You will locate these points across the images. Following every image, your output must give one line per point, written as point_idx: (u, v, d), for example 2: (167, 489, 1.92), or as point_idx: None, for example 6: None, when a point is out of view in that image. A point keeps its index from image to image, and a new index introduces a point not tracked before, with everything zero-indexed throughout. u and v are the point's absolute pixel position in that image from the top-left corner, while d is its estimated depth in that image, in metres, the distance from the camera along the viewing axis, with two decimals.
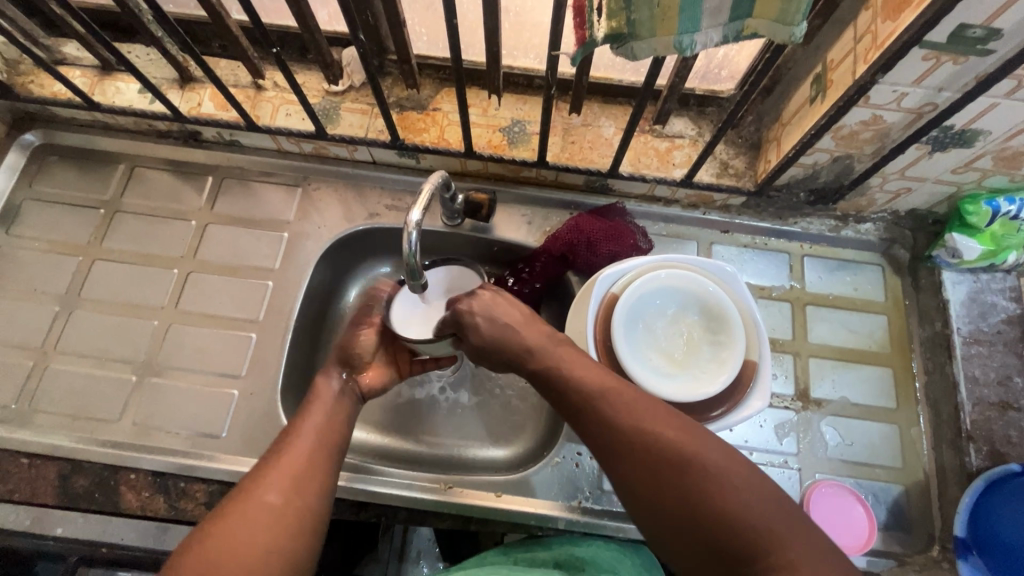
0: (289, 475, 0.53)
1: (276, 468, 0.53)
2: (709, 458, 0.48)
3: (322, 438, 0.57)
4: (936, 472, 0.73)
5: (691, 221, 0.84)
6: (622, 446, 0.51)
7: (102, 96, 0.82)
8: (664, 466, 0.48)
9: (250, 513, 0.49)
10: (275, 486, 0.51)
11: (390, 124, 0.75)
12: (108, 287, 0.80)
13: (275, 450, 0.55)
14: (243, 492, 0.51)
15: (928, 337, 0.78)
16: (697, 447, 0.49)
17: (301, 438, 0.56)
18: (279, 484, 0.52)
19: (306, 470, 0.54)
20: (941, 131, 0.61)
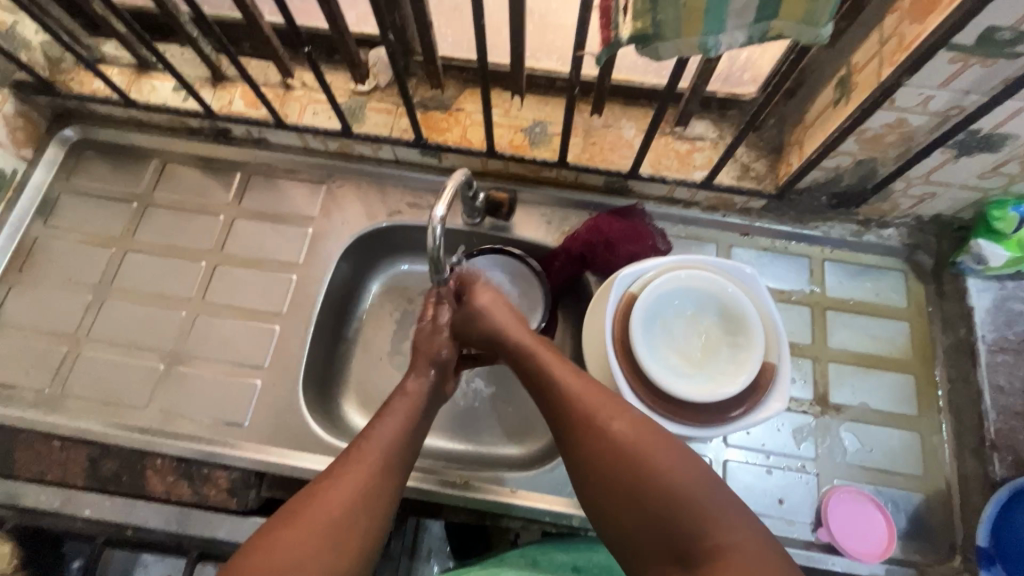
0: (367, 476, 0.55)
1: (356, 468, 0.55)
2: (659, 452, 0.52)
3: (400, 437, 0.60)
4: (959, 480, 0.72)
5: (710, 223, 0.84)
6: (580, 440, 0.55)
7: (138, 93, 0.85)
8: (619, 457, 0.52)
9: (329, 508, 0.51)
10: (354, 484, 0.54)
11: (414, 123, 0.77)
12: (138, 278, 0.82)
13: (355, 448, 0.57)
14: (324, 487, 0.53)
15: (951, 344, 0.77)
16: (676, 465, 0.51)
17: (380, 438, 0.59)
18: (357, 485, 0.54)
19: (382, 473, 0.56)
20: (967, 134, 0.61)
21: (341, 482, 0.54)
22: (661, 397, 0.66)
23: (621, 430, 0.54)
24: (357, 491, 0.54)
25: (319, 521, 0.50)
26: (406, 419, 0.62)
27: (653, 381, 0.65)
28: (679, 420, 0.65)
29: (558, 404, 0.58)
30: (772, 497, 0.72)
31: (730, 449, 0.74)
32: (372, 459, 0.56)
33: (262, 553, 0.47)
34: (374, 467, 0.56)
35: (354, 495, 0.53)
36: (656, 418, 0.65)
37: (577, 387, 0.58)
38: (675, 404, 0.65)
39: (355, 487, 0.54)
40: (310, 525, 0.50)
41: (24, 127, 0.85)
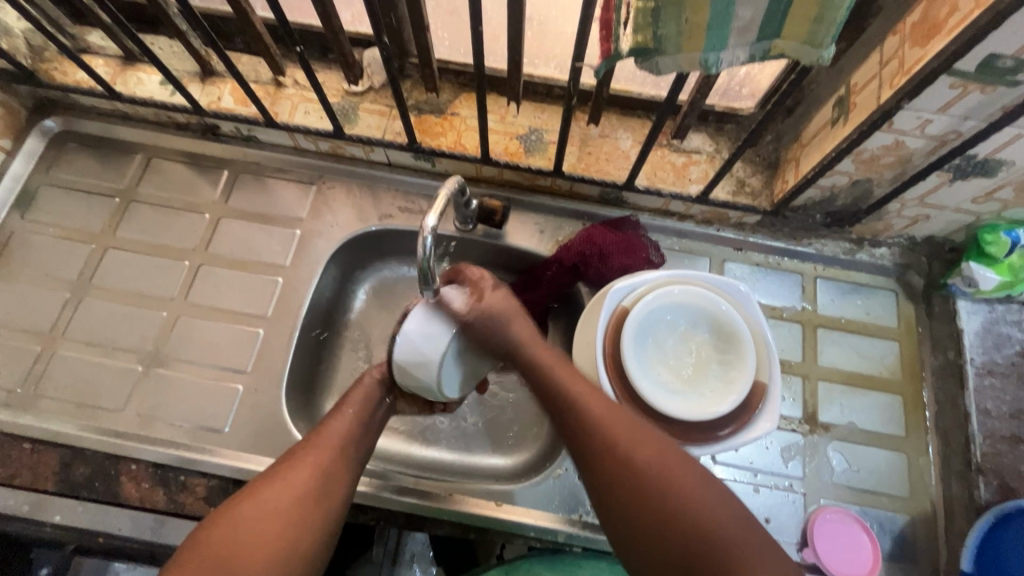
0: (325, 457, 0.57)
1: (312, 451, 0.57)
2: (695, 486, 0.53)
3: (357, 423, 0.61)
4: (944, 502, 0.72)
5: (704, 237, 0.84)
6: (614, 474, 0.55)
7: (124, 86, 0.82)
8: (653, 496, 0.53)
9: (285, 491, 0.53)
10: (307, 467, 0.55)
11: (407, 127, 0.75)
12: (119, 275, 0.80)
13: (312, 436, 0.59)
14: (277, 472, 0.54)
15: (940, 366, 0.77)
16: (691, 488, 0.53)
17: (337, 423, 0.60)
18: (318, 465, 0.56)
19: (340, 455, 0.58)
20: (963, 159, 0.60)
21: (298, 464, 0.55)
22: (650, 414, 0.65)
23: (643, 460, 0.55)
24: (315, 471, 0.55)
25: (273, 501, 0.52)
26: (360, 407, 0.63)
27: (643, 398, 0.64)
28: (669, 438, 0.64)
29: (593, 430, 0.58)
30: (758, 516, 0.72)
31: (718, 466, 0.73)
32: (330, 445, 0.58)
33: (223, 534, 0.49)
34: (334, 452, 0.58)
35: (311, 475, 0.55)
36: None
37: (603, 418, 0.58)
38: (664, 421, 0.65)
39: (310, 469, 0.55)
40: (264, 506, 0.51)
41: (3, 116, 0.82)
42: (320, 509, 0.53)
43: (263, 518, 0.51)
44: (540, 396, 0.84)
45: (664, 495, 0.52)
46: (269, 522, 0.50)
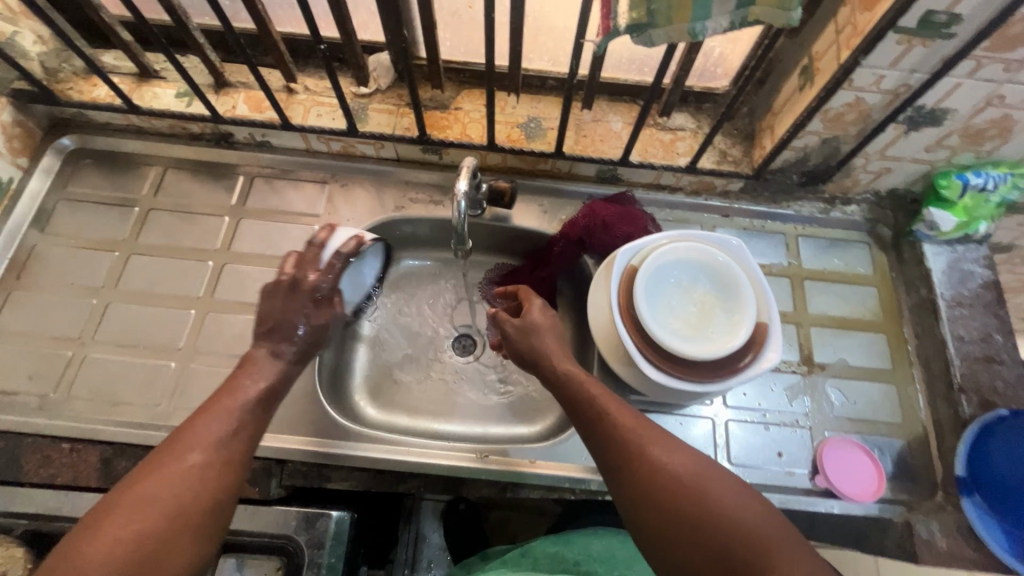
0: (200, 466, 0.52)
1: (174, 462, 0.51)
2: (715, 484, 0.54)
3: (234, 417, 0.57)
4: (934, 423, 0.79)
5: (693, 207, 0.92)
6: (630, 485, 0.56)
7: (140, 100, 0.86)
8: (678, 497, 0.54)
9: (140, 512, 0.48)
10: (171, 484, 0.50)
11: (419, 119, 0.82)
12: (144, 279, 0.82)
13: (177, 437, 0.54)
14: (144, 482, 0.50)
15: (916, 304, 0.86)
16: (725, 490, 0.54)
17: (204, 429, 0.54)
18: (188, 477, 0.51)
19: (212, 469, 0.52)
20: (914, 110, 0.70)
21: (157, 477, 0.50)
22: (668, 358, 0.71)
23: (678, 466, 0.56)
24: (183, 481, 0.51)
25: (138, 514, 0.48)
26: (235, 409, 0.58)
27: (659, 344, 0.70)
28: (687, 377, 0.70)
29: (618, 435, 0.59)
30: (771, 451, 0.77)
31: (728, 409, 0.79)
32: (203, 451, 0.53)
33: (67, 562, 0.45)
34: (215, 459, 0.53)
35: (177, 487, 0.50)
36: (664, 378, 0.70)
37: (630, 426, 0.60)
38: (680, 363, 0.71)
39: (171, 491, 0.50)
40: (126, 521, 0.47)
41: (21, 136, 0.85)
42: (193, 522, 0.50)
43: (118, 536, 0.46)
44: None
45: (686, 499, 0.53)
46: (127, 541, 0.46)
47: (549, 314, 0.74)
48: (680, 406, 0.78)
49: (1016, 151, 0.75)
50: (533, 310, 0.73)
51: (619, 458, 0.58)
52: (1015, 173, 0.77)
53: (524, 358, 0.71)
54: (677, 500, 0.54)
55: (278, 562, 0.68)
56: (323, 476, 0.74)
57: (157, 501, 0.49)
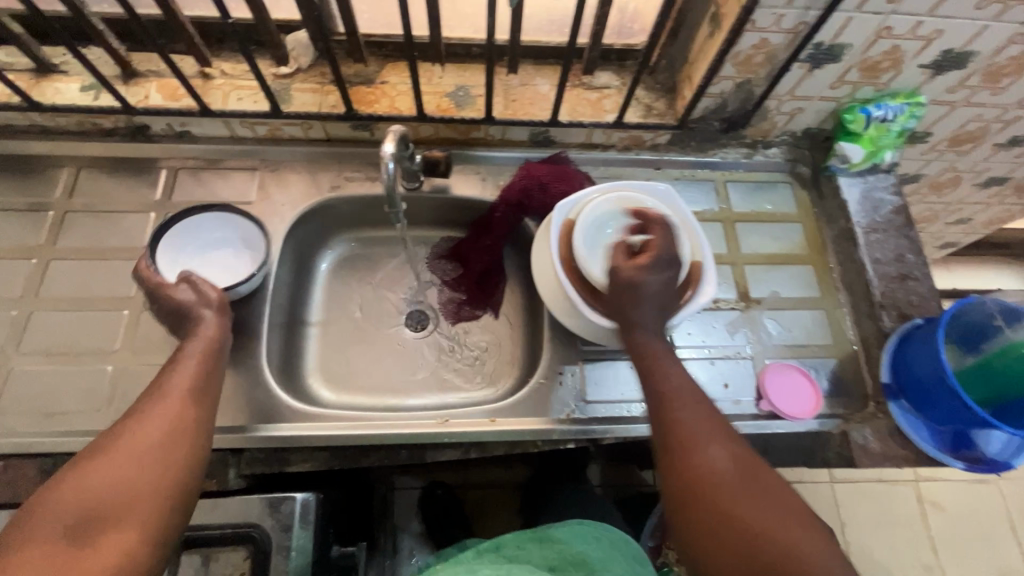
0: (177, 407, 0.56)
1: (146, 420, 0.54)
2: (775, 509, 0.54)
3: (205, 362, 0.62)
4: (861, 341, 0.85)
5: (626, 163, 0.94)
6: (680, 475, 0.57)
7: (41, 97, 0.81)
8: (732, 499, 0.54)
9: (133, 459, 0.51)
10: (159, 421, 0.54)
11: (344, 94, 0.80)
12: (68, 284, 0.78)
13: (155, 387, 0.57)
14: (130, 427, 0.53)
15: (837, 234, 0.91)
16: (777, 507, 0.54)
17: (178, 374, 0.59)
18: (170, 415, 0.55)
19: (190, 407, 0.57)
20: (814, 48, 0.74)
21: (140, 430, 0.53)
22: (612, 304, 0.73)
23: (732, 470, 0.56)
24: (164, 427, 0.54)
25: (132, 449, 0.51)
26: (205, 357, 0.62)
27: (602, 292, 0.72)
28: None
29: (683, 423, 0.59)
30: (718, 383, 0.81)
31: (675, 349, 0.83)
32: (180, 394, 0.57)
33: (47, 506, 0.47)
34: (186, 399, 0.57)
35: (159, 429, 0.53)
36: (612, 325, 0.73)
37: (693, 419, 0.60)
38: (625, 308, 0.73)
39: (162, 421, 0.54)
40: (123, 455, 0.51)
41: None
42: (180, 458, 0.53)
43: (111, 475, 0.49)
44: (507, 332, 0.93)
45: (741, 505, 0.54)
46: (124, 473, 0.50)
47: (669, 270, 0.68)
48: (632, 351, 0.80)
49: (908, 81, 0.82)
50: (651, 260, 0.67)
51: (678, 446, 0.58)
52: (911, 103, 0.83)
53: (615, 304, 0.68)
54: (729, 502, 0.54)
55: (245, 550, 0.66)
56: (283, 459, 0.72)
57: (146, 438, 0.52)
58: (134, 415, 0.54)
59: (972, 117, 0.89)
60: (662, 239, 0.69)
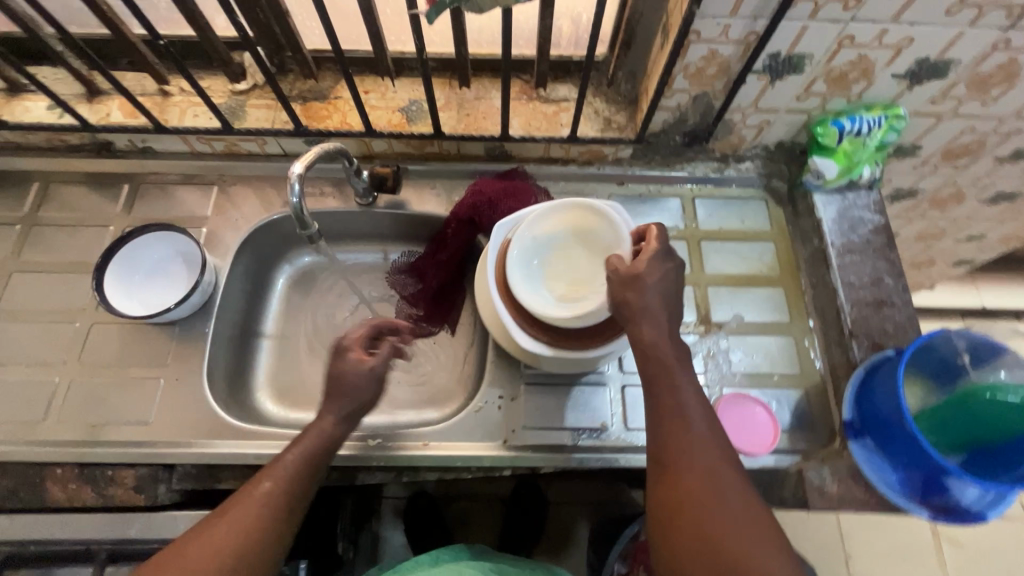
0: (246, 519, 0.54)
1: (218, 526, 0.53)
2: (769, 554, 0.48)
3: (308, 455, 0.61)
4: (830, 371, 0.79)
5: (588, 177, 0.91)
6: (666, 494, 0.52)
7: (11, 115, 0.85)
8: (716, 532, 0.48)
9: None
10: (226, 530, 0.53)
11: (290, 111, 0.80)
12: (28, 296, 0.81)
13: (255, 489, 0.57)
14: (202, 534, 0.53)
15: (810, 255, 0.86)
16: (773, 554, 0.48)
17: (274, 475, 0.58)
18: (239, 526, 0.54)
19: (267, 517, 0.55)
20: (771, 59, 0.70)
21: (204, 543, 0.52)
22: (546, 328, 0.70)
23: (726, 502, 0.50)
24: (237, 536, 0.53)
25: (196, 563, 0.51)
26: (313, 448, 0.61)
27: (548, 324, 0.69)
28: (584, 348, 0.70)
29: (676, 440, 0.53)
30: None
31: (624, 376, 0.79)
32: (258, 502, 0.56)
33: None
34: (267, 507, 0.56)
35: (221, 544, 0.52)
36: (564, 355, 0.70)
37: (697, 439, 0.53)
38: (560, 333, 0.70)
39: (230, 537, 0.53)
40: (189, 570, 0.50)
41: None
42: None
43: None
44: (460, 348, 0.90)
45: (723, 538, 0.48)
46: None
47: (669, 263, 0.61)
48: (576, 375, 0.77)
49: (884, 91, 0.75)
50: (646, 257, 0.61)
51: (674, 464, 0.52)
52: (888, 115, 0.77)
53: (617, 305, 0.60)
54: (710, 533, 0.48)
55: None
56: (213, 476, 0.73)
57: (211, 553, 0.52)
58: (209, 522, 0.54)
59: (963, 129, 0.82)
60: (657, 231, 0.64)
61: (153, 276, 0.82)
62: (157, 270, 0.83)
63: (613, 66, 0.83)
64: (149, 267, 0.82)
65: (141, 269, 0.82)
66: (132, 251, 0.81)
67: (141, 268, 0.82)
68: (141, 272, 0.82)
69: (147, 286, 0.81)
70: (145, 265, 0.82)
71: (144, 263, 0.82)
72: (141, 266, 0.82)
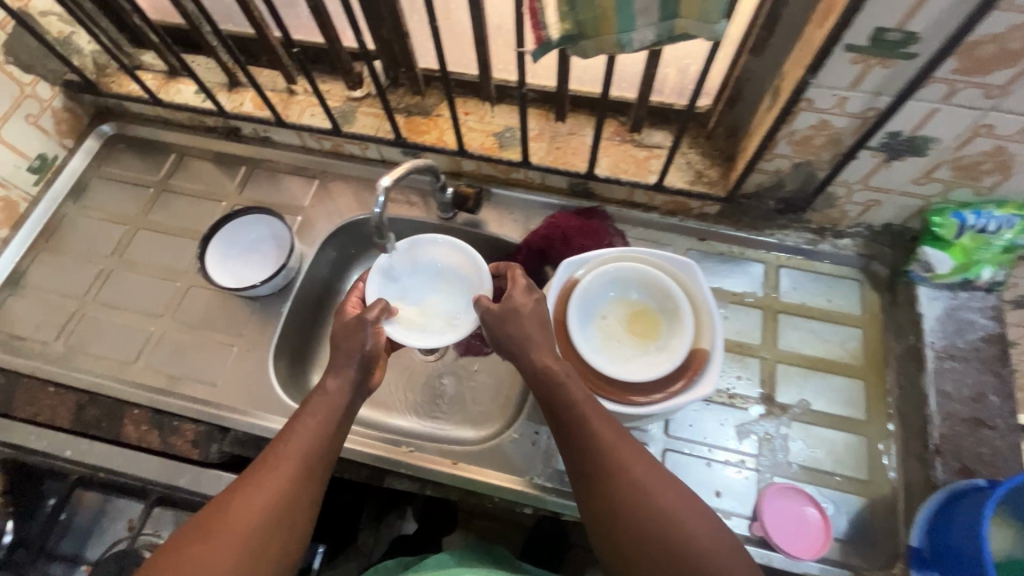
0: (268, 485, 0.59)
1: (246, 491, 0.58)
2: (690, 518, 0.54)
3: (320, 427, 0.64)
4: (903, 486, 0.71)
5: (668, 228, 0.89)
6: (598, 497, 0.57)
7: (166, 95, 0.97)
8: (644, 514, 0.54)
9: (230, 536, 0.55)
10: (255, 495, 0.58)
11: (394, 123, 0.86)
12: (146, 251, 0.92)
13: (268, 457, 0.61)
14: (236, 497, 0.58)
15: (902, 351, 0.77)
16: (698, 522, 0.54)
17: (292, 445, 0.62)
18: (265, 492, 0.58)
19: (290, 481, 0.60)
20: (889, 136, 0.64)
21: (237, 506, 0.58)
22: (594, 377, 0.69)
23: (643, 480, 0.56)
24: (259, 498, 0.58)
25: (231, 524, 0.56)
26: (324, 418, 0.65)
27: (620, 382, 0.68)
28: (660, 401, 0.67)
29: (588, 453, 0.58)
30: (709, 488, 0.73)
31: (668, 439, 0.75)
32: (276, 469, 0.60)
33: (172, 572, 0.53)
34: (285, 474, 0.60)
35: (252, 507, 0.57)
36: (642, 412, 0.67)
37: (608, 435, 0.59)
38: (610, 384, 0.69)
39: (258, 499, 0.58)
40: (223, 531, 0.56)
41: (69, 120, 0.98)
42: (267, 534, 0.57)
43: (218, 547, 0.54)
44: (510, 372, 0.89)
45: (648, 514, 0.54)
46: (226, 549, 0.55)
47: (533, 296, 0.67)
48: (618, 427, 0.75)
49: (1022, 189, 0.67)
50: (514, 293, 0.67)
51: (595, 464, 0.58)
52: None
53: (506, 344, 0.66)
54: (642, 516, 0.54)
55: None
56: (260, 448, 0.78)
57: (242, 514, 0.57)
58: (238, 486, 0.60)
59: None
60: (522, 271, 0.69)
61: (250, 251, 0.90)
62: (255, 245, 0.90)
63: (715, 120, 0.81)
64: (248, 242, 0.90)
65: (241, 241, 0.90)
66: (235, 228, 0.89)
67: (242, 241, 0.90)
68: (241, 246, 0.90)
69: (244, 259, 0.89)
70: (246, 239, 0.90)
71: (245, 236, 0.90)
72: (241, 239, 0.90)
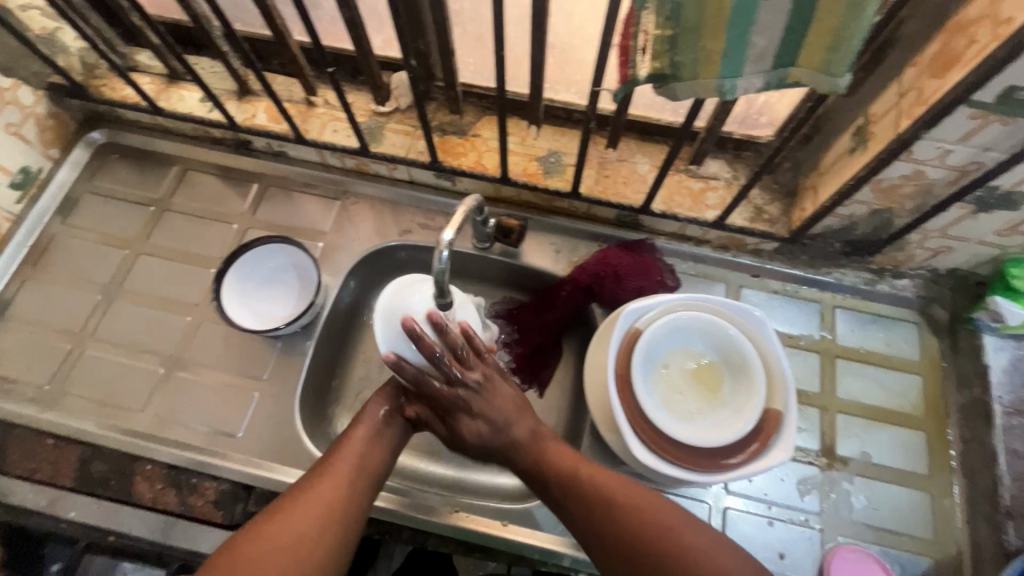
0: (328, 492, 0.57)
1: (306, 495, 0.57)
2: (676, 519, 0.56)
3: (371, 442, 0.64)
4: (969, 547, 0.69)
5: (720, 263, 0.84)
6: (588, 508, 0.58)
7: (167, 102, 0.87)
8: (635, 518, 0.56)
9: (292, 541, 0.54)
10: (315, 500, 0.57)
11: (431, 146, 0.78)
12: (149, 280, 0.83)
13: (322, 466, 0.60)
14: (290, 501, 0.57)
15: (965, 404, 0.75)
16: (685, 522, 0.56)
17: (347, 453, 0.61)
18: (326, 497, 0.57)
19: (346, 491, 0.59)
20: (986, 191, 0.60)
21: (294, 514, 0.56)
22: (662, 440, 0.64)
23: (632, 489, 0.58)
24: (322, 505, 0.57)
25: (291, 527, 0.55)
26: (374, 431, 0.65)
27: (695, 448, 0.64)
28: (739, 464, 0.63)
29: (572, 466, 0.60)
30: (772, 551, 0.69)
31: (729, 497, 0.72)
32: (336, 478, 0.59)
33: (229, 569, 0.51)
34: (342, 484, 0.59)
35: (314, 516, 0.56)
36: (722, 478, 0.63)
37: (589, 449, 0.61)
38: (679, 449, 0.64)
39: (320, 503, 0.57)
40: (285, 532, 0.54)
41: (54, 127, 0.87)
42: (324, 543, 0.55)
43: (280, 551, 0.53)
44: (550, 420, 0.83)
45: (639, 518, 0.56)
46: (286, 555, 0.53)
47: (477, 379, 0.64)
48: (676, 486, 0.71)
49: None
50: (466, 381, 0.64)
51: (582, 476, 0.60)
52: None
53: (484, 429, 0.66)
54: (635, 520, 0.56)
55: None
56: None
57: (302, 523, 0.55)
58: (295, 492, 0.58)
59: None
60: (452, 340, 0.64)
61: (269, 282, 0.83)
62: (274, 275, 0.84)
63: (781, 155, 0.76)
64: (267, 273, 0.83)
65: (259, 271, 0.83)
66: (252, 258, 0.82)
67: (258, 271, 0.83)
68: (259, 277, 0.83)
69: (261, 292, 0.83)
70: (267, 266, 0.83)
71: (262, 265, 0.83)
72: (259, 268, 0.83)
